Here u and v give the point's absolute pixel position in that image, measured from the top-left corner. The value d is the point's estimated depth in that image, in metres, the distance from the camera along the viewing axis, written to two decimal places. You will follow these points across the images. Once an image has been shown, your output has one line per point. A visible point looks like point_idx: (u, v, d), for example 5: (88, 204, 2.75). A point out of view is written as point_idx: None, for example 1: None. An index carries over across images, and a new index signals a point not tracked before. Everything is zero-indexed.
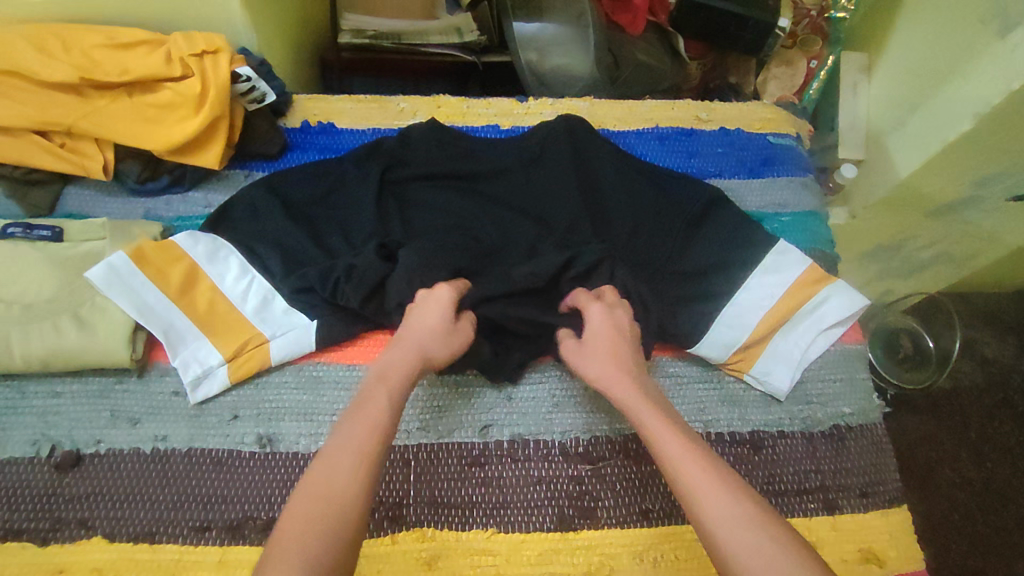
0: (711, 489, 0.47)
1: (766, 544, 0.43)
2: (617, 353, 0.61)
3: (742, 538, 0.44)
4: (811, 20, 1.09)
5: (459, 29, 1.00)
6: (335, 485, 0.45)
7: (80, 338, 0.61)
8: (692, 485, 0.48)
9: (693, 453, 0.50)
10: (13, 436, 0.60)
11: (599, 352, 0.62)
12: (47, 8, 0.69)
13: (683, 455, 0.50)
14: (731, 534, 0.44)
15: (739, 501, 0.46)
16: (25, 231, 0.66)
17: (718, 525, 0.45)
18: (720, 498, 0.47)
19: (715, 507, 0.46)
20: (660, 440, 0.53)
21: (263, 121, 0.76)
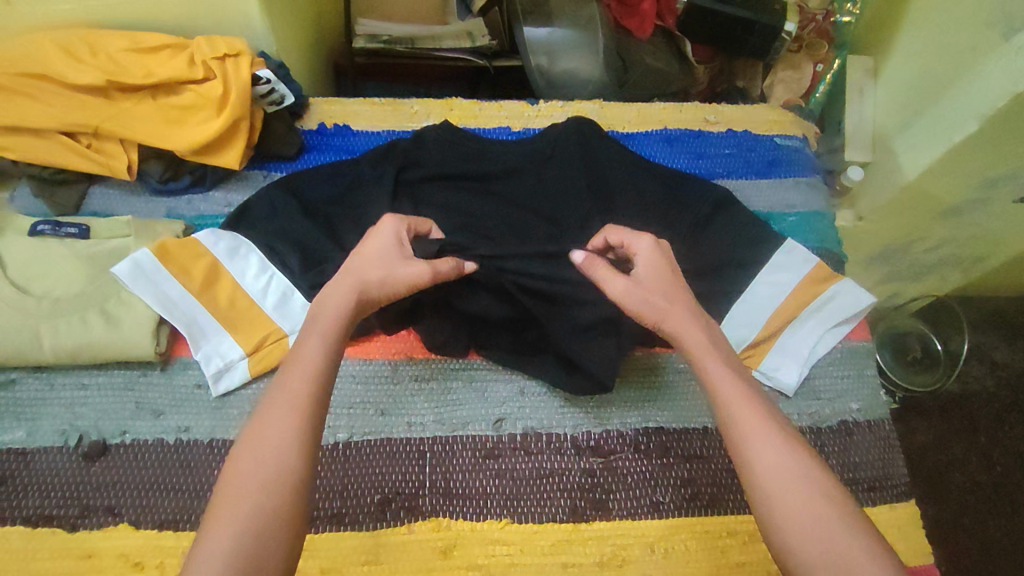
0: (763, 439, 0.48)
1: (812, 499, 0.45)
2: (672, 290, 0.59)
3: (788, 491, 0.46)
4: (817, 24, 1.13)
5: (471, 34, 1.02)
6: (268, 452, 0.44)
7: (106, 331, 0.63)
8: (749, 433, 0.49)
9: (751, 403, 0.51)
10: (42, 427, 0.62)
11: (651, 285, 0.59)
12: (75, 14, 0.72)
13: (740, 404, 0.51)
14: (778, 485, 0.46)
15: (790, 454, 0.48)
16: (55, 228, 0.69)
17: (767, 474, 0.47)
18: (773, 448, 0.48)
19: (768, 459, 0.47)
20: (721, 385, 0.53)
21: (280, 122, 0.78)
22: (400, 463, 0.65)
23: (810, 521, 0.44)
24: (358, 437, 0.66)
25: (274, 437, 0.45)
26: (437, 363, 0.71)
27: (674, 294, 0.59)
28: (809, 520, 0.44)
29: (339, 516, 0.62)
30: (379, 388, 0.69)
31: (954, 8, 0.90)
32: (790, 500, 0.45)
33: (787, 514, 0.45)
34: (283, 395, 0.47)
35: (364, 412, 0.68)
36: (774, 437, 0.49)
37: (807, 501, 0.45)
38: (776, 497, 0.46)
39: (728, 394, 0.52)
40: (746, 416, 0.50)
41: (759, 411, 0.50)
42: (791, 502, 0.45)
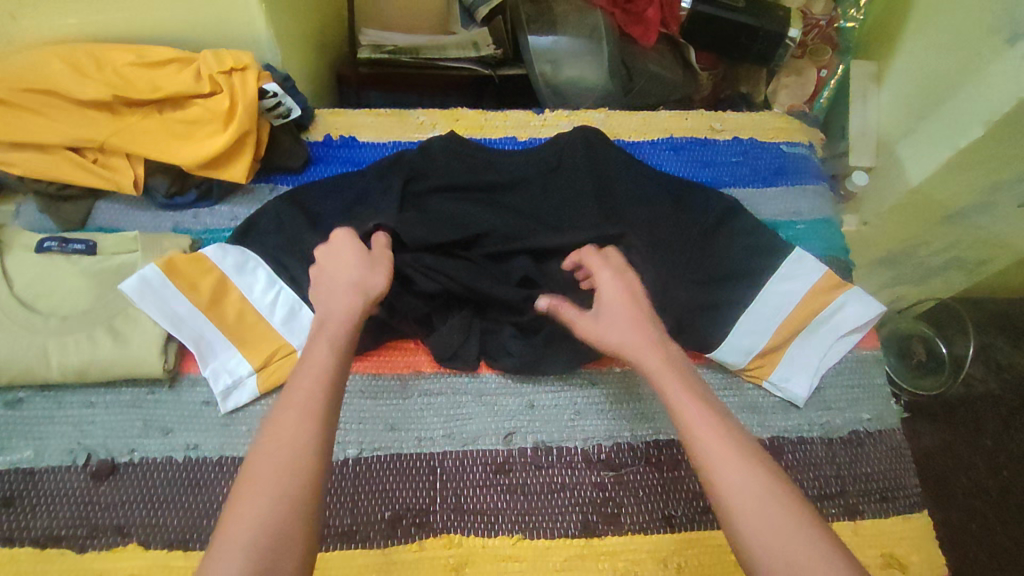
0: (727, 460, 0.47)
1: (780, 519, 0.44)
2: (636, 312, 0.60)
3: (756, 510, 0.45)
4: (821, 30, 1.10)
5: (475, 43, 1.03)
6: (275, 458, 0.44)
7: (114, 349, 0.63)
8: (712, 456, 0.48)
9: (710, 424, 0.50)
10: (50, 446, 0.62)
11: (619, 306, 0.61)
12: (80, 29, 0.72)
13: (701, 425, 0.50)
14: (746, 507, 0.45)
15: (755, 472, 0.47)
16: (61, 244, 0.68)
17: (732, 496, 0.46)
18: (738, 469, 0.47)
19: (732, 480, 0.46)
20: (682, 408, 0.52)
21: (286, 135, 0.78)
22: (410, 479, 0.65)
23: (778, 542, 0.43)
24: (367, 452, 0.66)
25: (286, 438, 0.45)
26: (447, 377, 0.70)
27: (642, 314, 0.60)
28: (778, 540, 0.43)
29: (350, 534, 0.62)
30: (388, 403, 0.69)
31: (958, 14, 0.90)
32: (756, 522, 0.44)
33: (756, 536, 0.44)
34: (293, 399, 0.48)
35: (373, 426, 0.67)
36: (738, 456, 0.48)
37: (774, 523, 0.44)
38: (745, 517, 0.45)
39: (690, 418, 0.51)
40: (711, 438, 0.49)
41: (722, 431, 0.49)
42: (758, 523, 0.44)
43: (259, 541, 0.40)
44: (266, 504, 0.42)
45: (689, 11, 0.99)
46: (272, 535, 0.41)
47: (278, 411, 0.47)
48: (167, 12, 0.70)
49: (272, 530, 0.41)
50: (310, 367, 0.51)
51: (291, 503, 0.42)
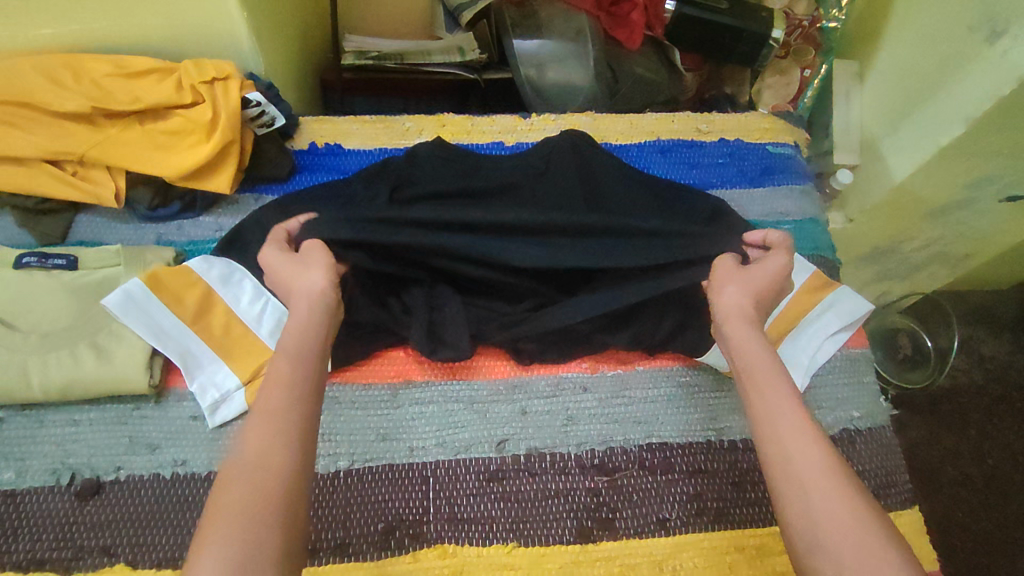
0: (799, 441, 0.48)
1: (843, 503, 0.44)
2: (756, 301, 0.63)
3: (824, 492, 0.45)
4: (804, 31, 1.07)
5: (460, 48, 1.02)
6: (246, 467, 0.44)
7: (98, 365, 0.61)
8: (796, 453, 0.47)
9: (800, 426, 0.49)
10: (32, 466, 0.60)
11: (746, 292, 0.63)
12: (57, 39, 0.70)
13: (792, 424, 0.49)
14: (812, 485, 0.46)
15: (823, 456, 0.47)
16: (40, 260, 0.67)
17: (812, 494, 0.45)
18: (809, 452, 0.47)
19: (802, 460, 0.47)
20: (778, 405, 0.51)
21: (272, 144, 0.77)
22: (403, 490, 0.64)
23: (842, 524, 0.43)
24: (358, 464, 0.65)
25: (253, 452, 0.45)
26: (437, 386, 0.70)
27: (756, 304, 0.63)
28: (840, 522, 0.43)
29: (343, 547, 0.61)
30: (379, 413, 0.68)
31: (937, 12, 0.91)
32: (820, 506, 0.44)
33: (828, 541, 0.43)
34: (262, 414, 0.48)
35: (364, 437, 0.67)
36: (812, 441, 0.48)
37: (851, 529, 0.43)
38: (813, 496, 0.45)
39: (783, 416, 0.50)
40: (786, 417, 0.50)
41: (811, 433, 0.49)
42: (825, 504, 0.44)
43: (247, 541, 0.40)
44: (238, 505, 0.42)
45: (675, 13, 0.98)
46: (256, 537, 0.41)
47: (255, 419, 0.47)
48: (146, 20, 0.69)
49: (252, 539, 0.40)
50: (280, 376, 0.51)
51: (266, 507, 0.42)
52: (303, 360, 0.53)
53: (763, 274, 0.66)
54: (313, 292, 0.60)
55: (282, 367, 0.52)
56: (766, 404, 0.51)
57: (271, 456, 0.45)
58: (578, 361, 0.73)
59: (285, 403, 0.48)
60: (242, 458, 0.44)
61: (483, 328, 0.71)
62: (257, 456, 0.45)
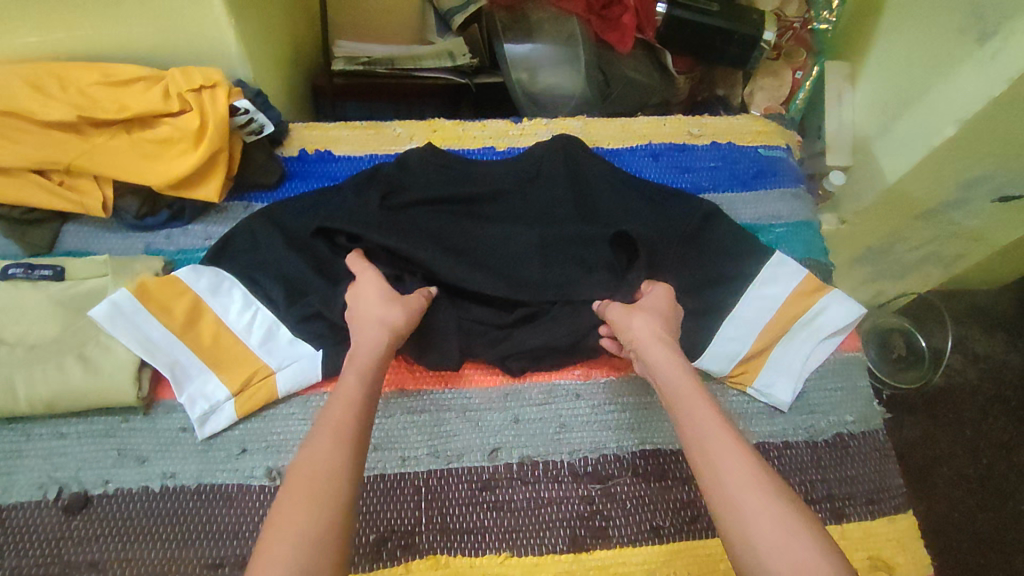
0: (728, 456, 0.49)
1: (774, 513, 0.45)
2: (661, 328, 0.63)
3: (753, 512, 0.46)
4: (795, 33, 1.06)
5: (450, 53, 1.01)
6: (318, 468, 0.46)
7: (85, 377, 0.61)
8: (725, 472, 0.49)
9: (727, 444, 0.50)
10: (19, 480, 0.60)
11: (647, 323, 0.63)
12: (42, 48, 0.70)
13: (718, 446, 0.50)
14: (740, 500, 0.47)
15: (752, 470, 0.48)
16: (26, 271, 0.66)
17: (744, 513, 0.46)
18: (739, 466, 0.49)
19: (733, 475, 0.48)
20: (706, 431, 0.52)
21: (261, 151, 0.77)
22: (395, 500, 0.64)
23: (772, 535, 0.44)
24: None
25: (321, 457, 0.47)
26: (428, 395, 0.69)
27: (663, 326, 0.63)
28: (771, 533, 0.44)
29: None
30: (371, 422, 0.67)
31: (928, 14, 0.91)
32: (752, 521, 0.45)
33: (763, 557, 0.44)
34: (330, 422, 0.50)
35: None
36: (739, 455, 0.49)
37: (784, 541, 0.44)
38: (744, 511, 0.46)
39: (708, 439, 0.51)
40: (715, 433, 0.51)
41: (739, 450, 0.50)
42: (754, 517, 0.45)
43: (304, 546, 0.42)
44: (306, 506, 0.44)
45: (666, 15, 0.96)
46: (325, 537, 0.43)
47: (321, 428, 0.50)
48: (132, 28, 0.69)
49: (316, 540, 0.42)
50: (345, 392, 0.53)
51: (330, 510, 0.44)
52: (366, 377, 0.55)
53: (656, 306, 0.66)
54: (388, 324, 0.60)
55: (349, 387, 0.54)
56: (694, 425, 0.53)
57: (337, 463, 0.47)
58: (571, 368, 0.72)
59: (350, 416, 0.51)
60: (309, 466, 0.46)
61: (476, 335, 0.70)
62: (322, 469, 0.46)
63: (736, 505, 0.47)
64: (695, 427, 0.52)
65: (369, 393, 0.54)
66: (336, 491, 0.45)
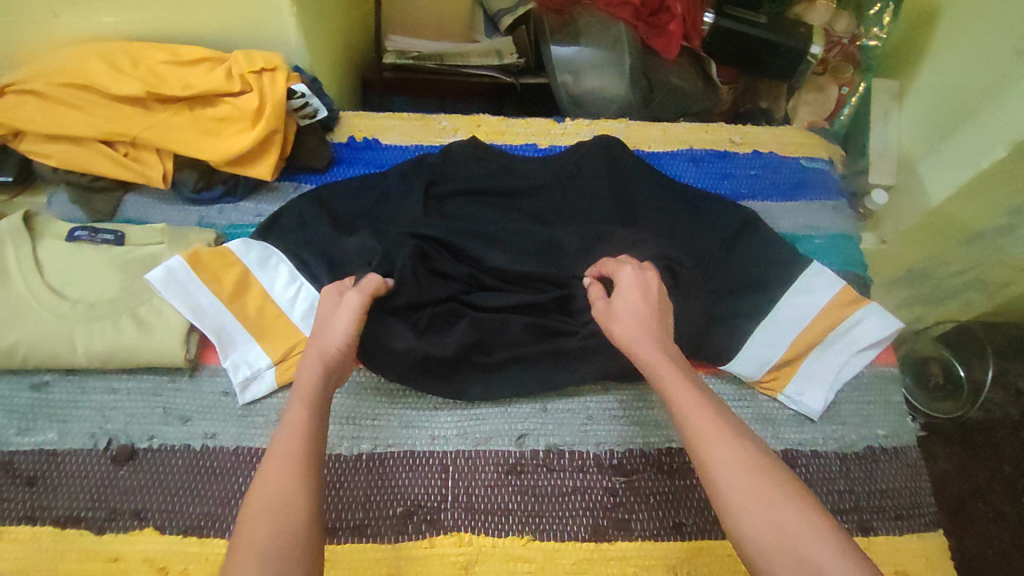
0: (716, 444, 0.50)
1: (767, 494, 0.47)
2: (645, 312, 0.61)
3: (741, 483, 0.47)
4: (843, 49, 1.07)
5: (499, 52, 1.05)
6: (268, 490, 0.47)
7: (139, 336, 0.64)
8: (707, 440, 0.50)
9: (706, 413, 0.52)
10: (72, 429, 0.63)
11: (629, 313, 0.61)
12: (119, 28, 0.74)
13: (699, 418, 0.52)
14: (739, 493, 0.47)
15: (743, 454, 0.49)
16: (91, 235, 0.71)
17: (725, 476, 0.48)
18: (726, 450, 0.49)
19: (727, 463, 0.49)
20: (690, 411, 0.52)
21: (313, 135, 0.80)
22: (422, 476, 0.65)
23: (772, 524, 0.45)
24: (381, 448, 0.66)
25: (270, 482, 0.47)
26: None
27: (648, 312, 0.61)
28: (757, 513, 0.46)
29: (362, 528, 0.62)
30: (403, 400, 0.69)
31: (983, 35, 0.90)
32: (749, 510, 0.46)
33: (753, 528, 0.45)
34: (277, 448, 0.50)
35: (389, 423, 0.68)
36: (732, 443, 0.50)
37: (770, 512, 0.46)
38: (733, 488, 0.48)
39: (692, 415, 0.52)
40: (702, 421, 0.52)
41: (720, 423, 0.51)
42: (748, 505, 0.46)
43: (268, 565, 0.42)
44: (265, 538, 0.44)
45: (713, 25, 0.99)
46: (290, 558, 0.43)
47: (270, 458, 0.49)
48: (203, 13, 0.73)
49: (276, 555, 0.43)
50: (295, 418, 0.52)
51: (288, 536, 0.44)
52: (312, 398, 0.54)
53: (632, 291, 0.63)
54: (329, 351, 0.58)
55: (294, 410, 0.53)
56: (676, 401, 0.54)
57: (293, 491, 0.47)
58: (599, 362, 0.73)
59: (297, 437, 0.51)
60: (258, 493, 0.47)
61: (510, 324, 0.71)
62: (273, 491, 0.47)
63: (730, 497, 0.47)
64: (684, 414, 0.52)
65: (317, 413, 0.53)
66: (284, 509, 0.46)
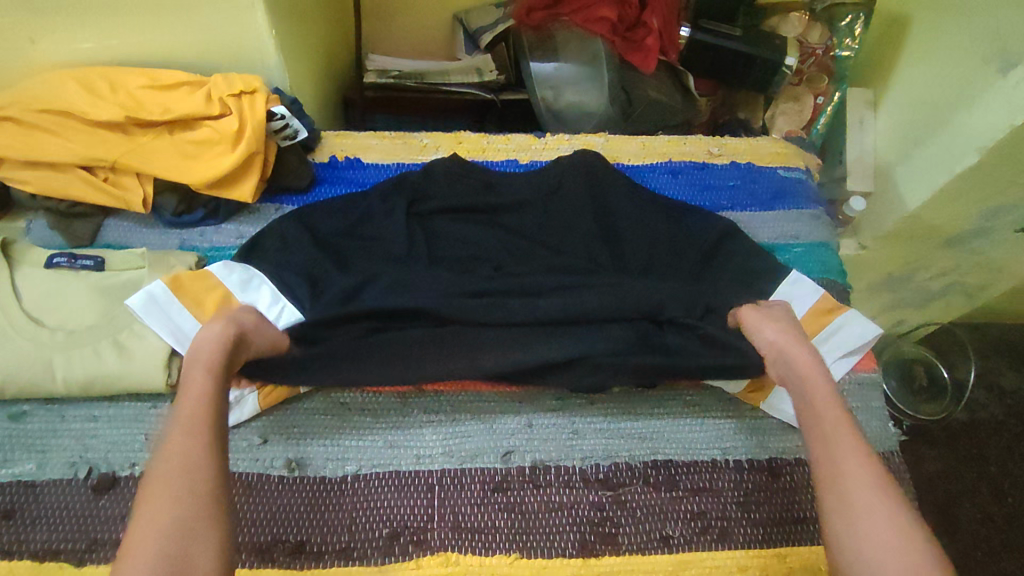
0: (846, 449, 0.53)
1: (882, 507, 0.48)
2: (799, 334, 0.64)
3: (860, 491, 0.50)
4: (817, 59, 1.07)
5: (479, 69, 1.05)
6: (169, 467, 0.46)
7: (120, 363, 0.64)
8: (832, 449, 0.53)
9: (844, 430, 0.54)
10: (52, 458, 0.62)
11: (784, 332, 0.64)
12: (97, 53, 0.74)
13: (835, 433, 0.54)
14: (865, 512, 0.48)
15: (873, 472, 0.51)
16: (70, 261, 0.70)
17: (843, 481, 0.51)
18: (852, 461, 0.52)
19: (848, 468, 0.51)
20: (830, 426, 0.55)
21: (293, 156, 0.80)
22: (408, 496, 0.65)
23: (889, 547, 0.46)
24: (367, 469, 0.66)
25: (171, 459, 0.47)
26: (445, 396, 0.71)
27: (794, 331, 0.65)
28: (867, 515, 0.48)
29: (347, 551, 0.62)
30: (387, 420, 0.69)
31: (951, 43, 0.93)
32: (870, 518, 0.48)
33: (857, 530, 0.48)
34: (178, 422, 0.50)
35: (373, 444, 0.68)
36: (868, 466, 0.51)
37: (880, 523, 0.47)
38: (843, 490, 0.50)
39: (829, 431, 0.54)
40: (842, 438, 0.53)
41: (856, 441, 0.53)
42: (872, 524, 0.48)
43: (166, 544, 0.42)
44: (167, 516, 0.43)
45: (689, 39, 1.00)
46: (196, 541, 0.43)
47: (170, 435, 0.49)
48: (182, 37, 0.73)
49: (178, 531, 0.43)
50: (194, 388, 0.52)
51: (196, 518, 0.44)
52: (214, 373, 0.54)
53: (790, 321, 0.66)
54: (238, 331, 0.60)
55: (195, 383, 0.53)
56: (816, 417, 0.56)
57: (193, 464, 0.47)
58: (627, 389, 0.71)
59: (200, 412, 0.50)
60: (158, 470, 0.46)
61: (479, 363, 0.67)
62: (173, 467, 0.46)
63: (852, 513, 0.49)
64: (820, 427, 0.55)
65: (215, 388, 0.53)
66: (185, 486, 0.45)
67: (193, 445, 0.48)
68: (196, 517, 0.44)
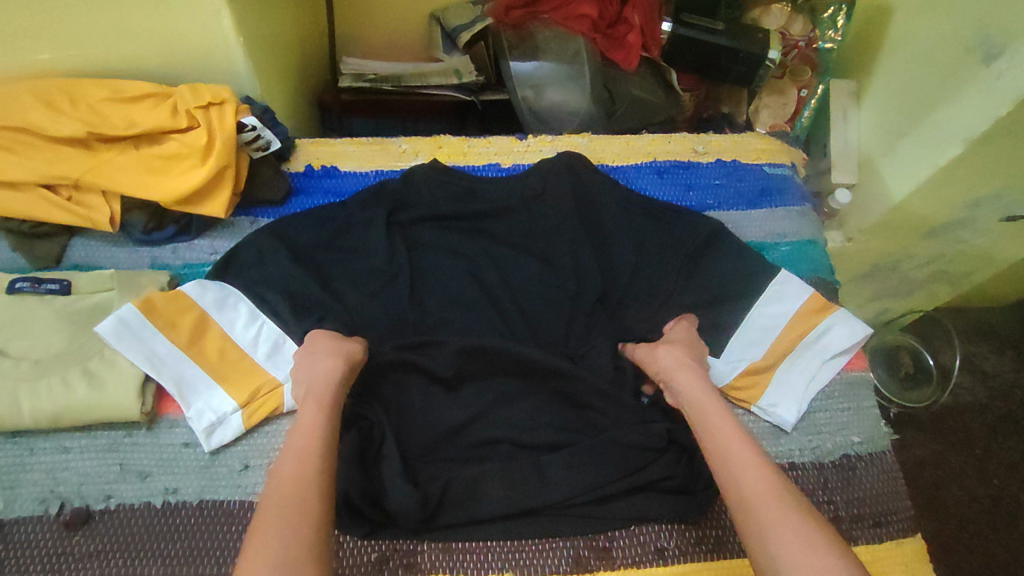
0: (747, 467, 0.54)
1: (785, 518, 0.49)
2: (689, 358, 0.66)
3: (764, 510, 0.50)
4: (799, 52, 1.06)
5: (457, 71, 1.02)
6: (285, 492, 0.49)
7: (89, 392, 0.61)
8: (738, 471, 0.54)
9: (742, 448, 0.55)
10: (20, 495, 0.60)
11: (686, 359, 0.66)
12: (56, 64, 0.71)
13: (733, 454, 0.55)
14: (764, 516, 0.50)
15: (774, 484, 0.52)
16: (33, 285, 0.67)
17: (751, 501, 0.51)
18: (755, 479, 0.53)
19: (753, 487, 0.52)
20: (733, 447, 0.56)
21: (266, 168, 0.77)
22: None
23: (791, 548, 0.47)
24: None
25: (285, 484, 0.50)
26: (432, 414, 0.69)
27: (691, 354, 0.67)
28: (774, 532, 0.49)
29: None
30: None
31: (933, 33, 0.91)
32: (777, 533, 0.49)
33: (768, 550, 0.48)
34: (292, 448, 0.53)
35: None
36: (762, 474, 0.53)
37: (786, 534, 0.48)
38: (754, 511, 0.51)
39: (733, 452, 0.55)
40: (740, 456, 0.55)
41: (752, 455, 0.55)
42: (775, 532, 0.49)
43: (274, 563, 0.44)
44: (276, 539, 0.46)
45: (671, 34, 0.98)
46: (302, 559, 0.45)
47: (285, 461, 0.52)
48: (144, 46, 0.70)
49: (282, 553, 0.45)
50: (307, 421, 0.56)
51: (300, 538, 0.47)
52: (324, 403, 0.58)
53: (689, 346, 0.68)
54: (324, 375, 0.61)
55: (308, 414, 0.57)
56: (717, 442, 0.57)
57: (306, 489, 0.50)
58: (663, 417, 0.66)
59: (308, 439, 0.54)
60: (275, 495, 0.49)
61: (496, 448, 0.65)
62: (287, 492, 0.49)
63: (760, 524, 0.50)
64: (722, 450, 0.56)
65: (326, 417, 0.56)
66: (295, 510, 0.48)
67: (307, 472, 0.51)
68: (304, 540, 0.46)
